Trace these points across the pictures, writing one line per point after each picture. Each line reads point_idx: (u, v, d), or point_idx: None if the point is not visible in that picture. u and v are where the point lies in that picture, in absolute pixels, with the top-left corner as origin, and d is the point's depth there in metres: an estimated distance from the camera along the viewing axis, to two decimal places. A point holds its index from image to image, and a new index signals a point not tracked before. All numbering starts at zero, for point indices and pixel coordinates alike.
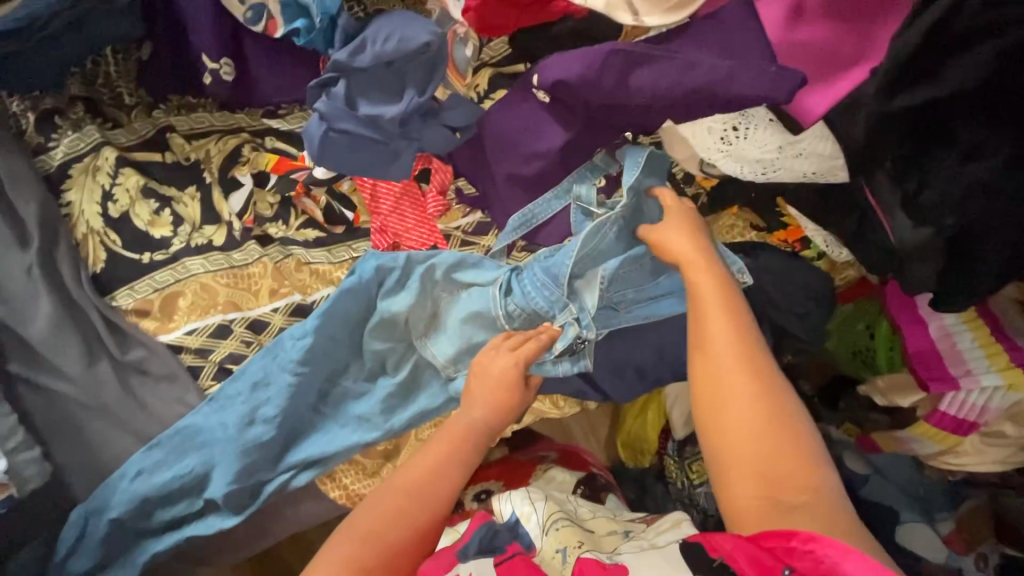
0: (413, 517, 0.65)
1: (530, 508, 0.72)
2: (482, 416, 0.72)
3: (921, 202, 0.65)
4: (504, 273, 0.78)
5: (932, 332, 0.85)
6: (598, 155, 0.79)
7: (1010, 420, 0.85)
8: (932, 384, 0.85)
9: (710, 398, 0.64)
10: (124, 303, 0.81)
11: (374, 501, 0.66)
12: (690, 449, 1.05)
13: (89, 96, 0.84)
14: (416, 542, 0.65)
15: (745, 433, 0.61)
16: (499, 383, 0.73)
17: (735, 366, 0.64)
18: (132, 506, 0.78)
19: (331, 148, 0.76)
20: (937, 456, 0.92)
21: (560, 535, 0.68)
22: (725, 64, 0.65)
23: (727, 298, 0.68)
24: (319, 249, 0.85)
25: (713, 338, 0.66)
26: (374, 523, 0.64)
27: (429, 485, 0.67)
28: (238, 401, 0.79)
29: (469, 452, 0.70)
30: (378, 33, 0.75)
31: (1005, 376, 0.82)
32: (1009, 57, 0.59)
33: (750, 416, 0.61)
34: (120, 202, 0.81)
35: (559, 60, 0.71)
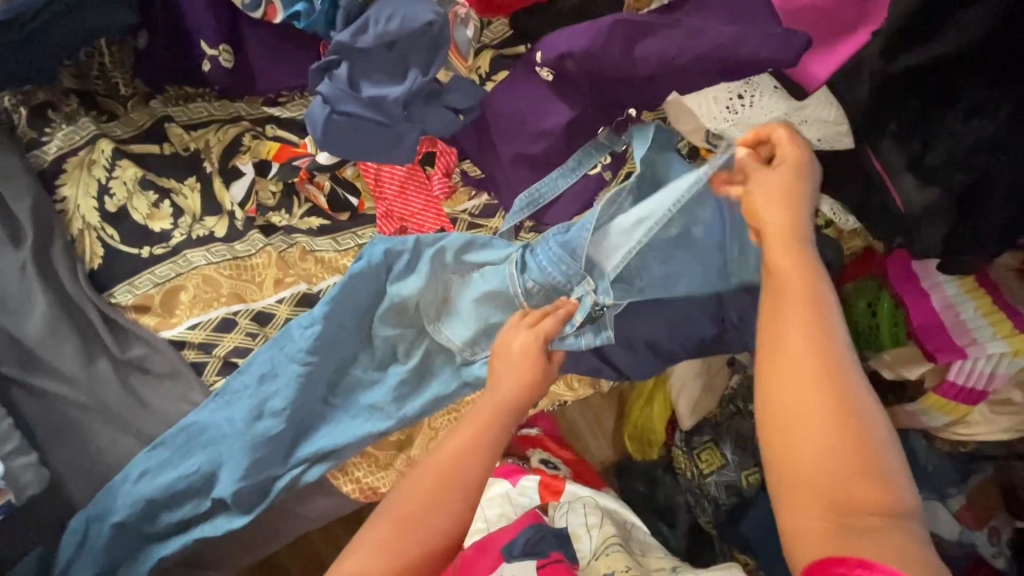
0: (444, 506, 0.64)
1: (585, 530, 0.83)
2: (507, 398, 0.69)
3: (926, 164, 0.66)
4: (516, 251, 0.78)
5: (935, 303, 0.86)
6: (603, 133, 0.78)
7: (1018, 386, 0.86)
8: (940, 354, 0.86)
9: (783, 398, 0.53)
10: (124, 299, 0.79)
11: (406, 487, 0.65)
12: (699, 437, 1.06)
13: (82, 88, 0.83)
14: (444, 533, 0.63)
15: (820, 447, 0.50)
16: (524, 359, 0.71)
17: (814, 360, 0.53)
18: (137, 509, 0.75)
19: (334, 131, 0.74)
20: (949, 428, 0.93)
21: (606, 560, 0.79)
22: (731, 30, 0.65)
23: (811, 283, 0.57)
24: (324, 237, 0.83)
25: (789, 324, 0.55)
26: (409, 507, 0.63)
27: (459, 470, 0.65)
28: (245, 395, 0.77)
29: (496, 438, 0.67)
30: (381, 12, 0.74)
31: (1011, 342, 0.83)
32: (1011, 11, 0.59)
33: (830, 425, 0.51)
34: (117, 196, 0.79)
35: (563, 35, 0.72)
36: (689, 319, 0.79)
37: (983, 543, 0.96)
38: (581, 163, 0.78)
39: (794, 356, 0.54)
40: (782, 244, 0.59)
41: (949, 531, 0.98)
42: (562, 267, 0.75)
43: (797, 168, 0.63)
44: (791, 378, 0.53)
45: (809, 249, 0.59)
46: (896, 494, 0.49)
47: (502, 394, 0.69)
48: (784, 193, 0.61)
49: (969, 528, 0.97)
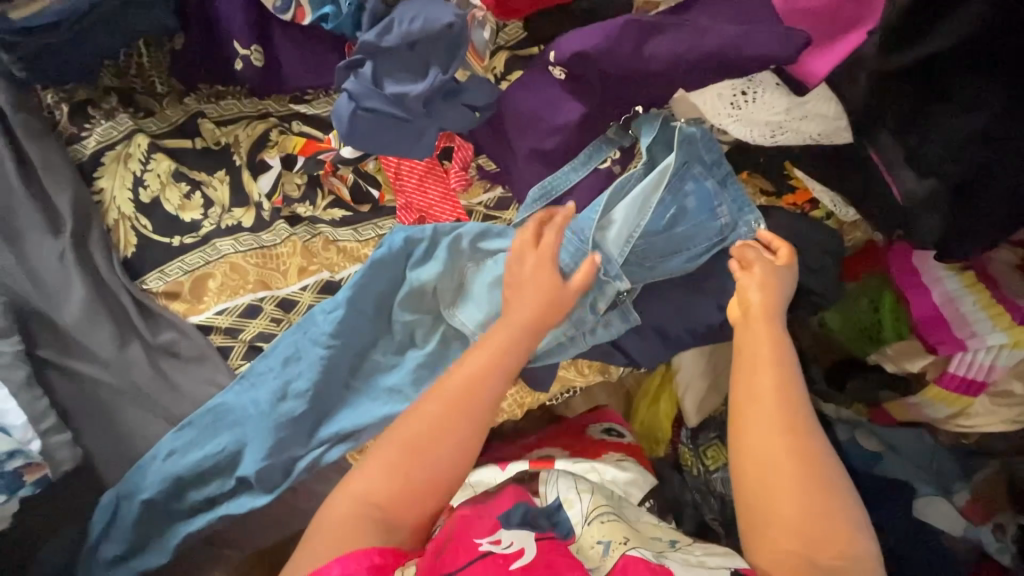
0: (452, 428, 0.69)
1: (575, 496, 0.77)
2: (510, 337, 0.73)
3: (925, 155, 0.70)
4: None
5: (936, 297, 0.91)
6: (611, 129, 0.83)
7: (1017, 378, 0.90)
8: (940, 346, 0.91)
9: (757, 462, 0.66)
10: (155, 286, 0.83)
11: (417, 411, 0.70)
12: (704, 436, 1.08)
13: (121, 86, 0.87)
14: (451, 458, 0.69)
15: (790, 499, 0.64)
16: (540, 282, 0.74)
17: (780, 426, 0.67)
18: (166, 486, 0.79)
19: (359, 125, 0.78)
20: (950, 420, 0.96)
21: (603, 528, 0.72)
22: (737, 29, 0.68)
23: (780, 357, 0.70)
24: (345, 227, 0.86)
25: (761, 394, 0.69)
26: (417, 431, 0.69)
27: (472, 392, 0.70)
28: (270, 377, 0.81)
29: (507, 365, 0.72)
30: (405, 15, 0.78)
31: (1010, 334, 0.88)
32: (998, 10, 0.65)
33: (797, 486, 0.64)
34: (151, 187, 0.84)
35: (578, 34, 0.75)
36: (695, 307, 0.82)
37: (988, 538, 0.95)
38: (590, 158, 0.83)
39: (759, 423, 0.68)
40: (760, 320, 0.73)
41: (953, 527, 0.98)
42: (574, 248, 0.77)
43: (773, 272, 0.74)
44: (760, 445, 0.67)
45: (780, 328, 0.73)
46: (854, 540, 0.62)
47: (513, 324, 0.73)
48: (764, 279, 0.74)
49: (973, 523, 0.97)
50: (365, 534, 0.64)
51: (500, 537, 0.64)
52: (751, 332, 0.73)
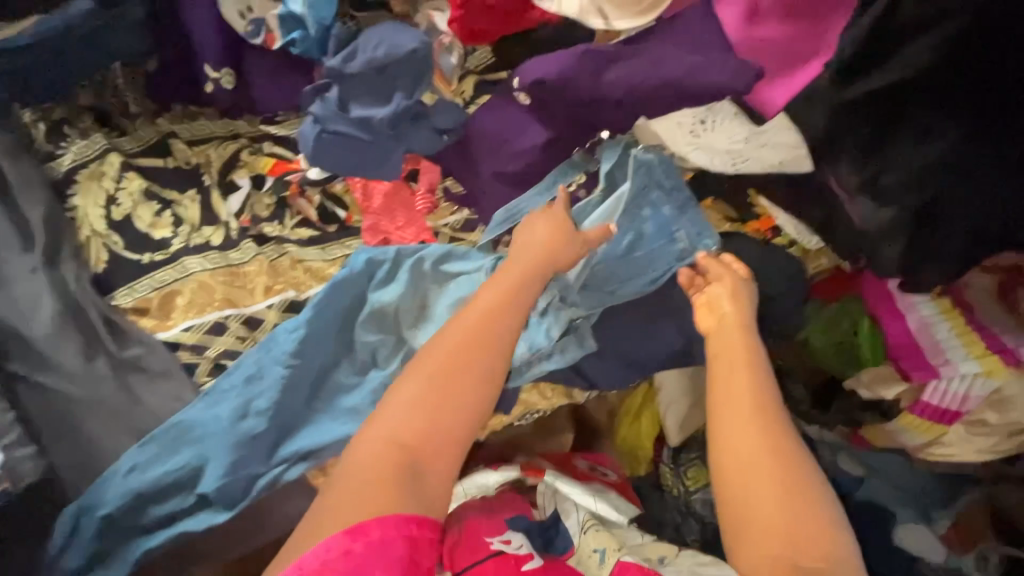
0: (474, 360, 0.65)
1: (572, 507, 0.80)
2: (523, 273, 0.72)
3: (882, 185, 0.70)
4: (489, 261, 0.82)
5: (910, 323, 0.90)
6: (577, 154, 0.83)
7: (990, 408, 0.88)
8: (914, 373, 0.90)
9: (738, 465, 0.62)
10: (124, 302, 0.85)
11: (440, 341, 0.66)
12: (686, 454, 1.08)
13: (98, 107, 0.90)
14: (478, 387, 0.64)
15: (767, 494, 0.60)
16: (555, 228, 0.76)
17: (753, 419, 0.65)
18: (126, 501, 0.79)
19: (325, 148, 0.80)
20: (925, 447, 0.95)
21: (597, 536, 0.73)
22: (690, 60, 0.69)
23: (752, 359, 0.69)
24: (312, 247, 0.87)
25: (733, 389, 0.67)
26: (445, 359, 0.64)
27: (495, 317, 0.68)
28: (232, 394, 0.82)
29: (524, 297, 0.70)
30: (369, 42, 0.80)
31: (982, 363, 0.86)
32: (965, 36, 0.63)
33: (781, 488, 0.60)
34: (123, 205, 0.85)
35: (538, 61, 0.76)
36: (659, 329, 0.82)
37: (969, 566, 0.94)
38: (556, 181, 0.82)
39: (739, 423, 0.65)
40: (733, 329, 0.72)
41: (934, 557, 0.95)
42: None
43: (732, 286, 0.75)
44: (742, 446, 0.63)
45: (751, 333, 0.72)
46: (845, 549, 0.57)
47: (526, 259, 0.73)
48: (733, 288, 0.75)
49: (956, 552, 0.95)
50: (399, 482, 0.57)
51: (510, 538, 0.67)
52: (719, 340, 0.72)
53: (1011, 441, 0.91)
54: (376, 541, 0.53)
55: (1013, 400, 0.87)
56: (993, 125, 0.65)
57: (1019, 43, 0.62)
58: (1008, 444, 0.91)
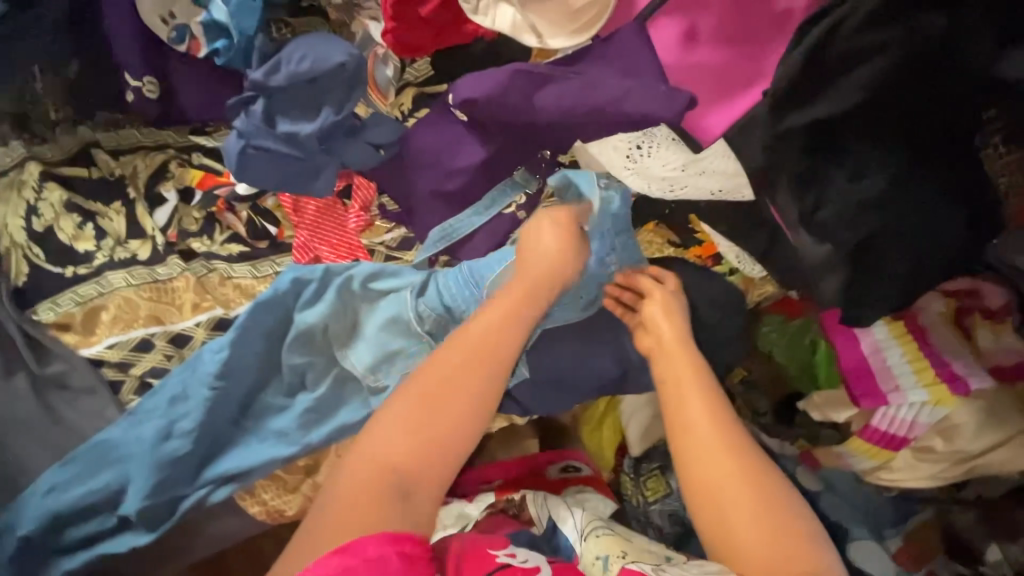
0: (475, 381, 0.65)
1: (569, 514, 0.80)
2: (519, 292, 0.70)
3: (820, 220, 0.65)
4: (421, 277, 0.80)
5: (864, 347, 0.88)
6: (519, 172, 0.81)
7: (938, 434, 0.85)
8: (863, 400, 0.87)
9: (702, 484, 0.63)
10: (46, 317, 0.81)
11: (433, 362, 0.66)
12: (646, 465, 0.99)
13: (18, 112, 0.83)
14: (467, 409, 0.63)
15: (748, 518, 0.60)
16: (559, 241, 0.73)
17: (718, 444, 0.64)
18: (43, 523, 0.77)
19: (249, 163, 0.77)
20: (874, 471, 0.91)
21: (601, 542, 0.72)
22: (622, 84, 0.66)
23: (703, 383, 0.68)
24: (242, 263, 0.85)
25: (692, 417, 0.66)
26: (432, 383, 0.64)
27: (495, 339, 0.67)
28: (155, 415, 0.78)
29: (528, 314, 0.69)
30: (294, 53, 0.77)
31: (932, 392, 0.84)
32: (900, 69, 0.60)
33: (747, 500, 0.61)
34: (44, 216, 0.82)
35: (470, 79, 0.72)
36: (594, 357, 0.80)
37: None
38: (495, 202, 0.80)
39: (700, 440, 0.65)
40: (674, 352, 0.72)
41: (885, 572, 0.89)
42: (456, 294, 0.77)
43: (664, 299, 0.75)
44: (705, 465, 0.64)
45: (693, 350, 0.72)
46: (817, 555, 0.58)
47: (528, 274, 0.71)
48: (665, 300, 0.75)
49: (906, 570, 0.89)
50: (385, 503, 0.57)
51: (516, 552, 0.62)
52: (667, 361, 0.71)
53: (963, 468, 0.86)
54: (372, 559, 0.52)
55: (960, 427, 0.84)
56: (922, 161, 0.64)
57: (941, 83, 0.61)
58: (956, 471, 0.86)
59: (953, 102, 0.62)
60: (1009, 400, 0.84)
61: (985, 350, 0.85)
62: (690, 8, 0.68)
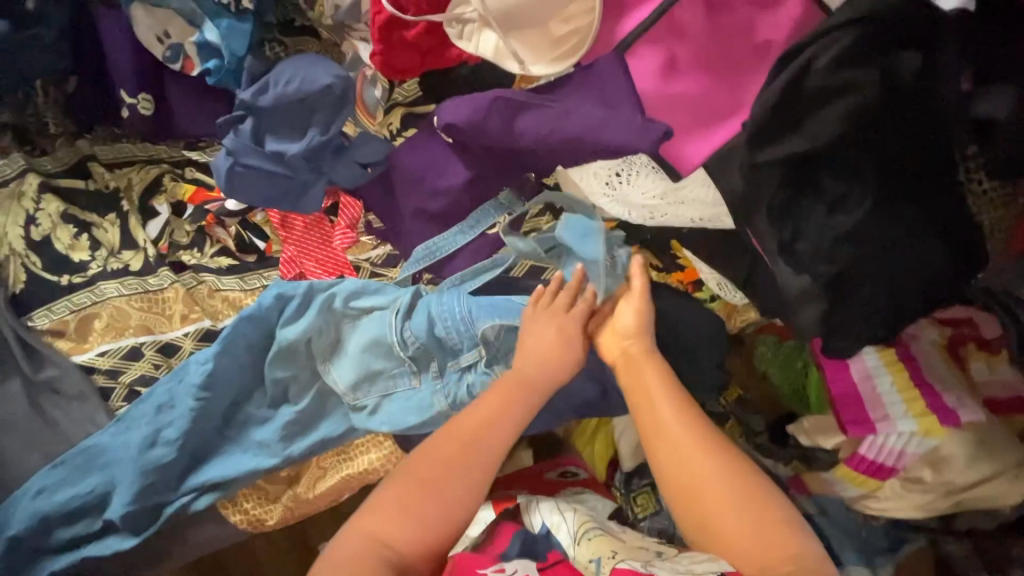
0: (463, 469, 0.68)
1: (560, 518, 0.71)
2: (508, 386, 0.72)
3: (796, 251, 0.64)
4: (403, 296, 0.81)
5: (854, 373, 0.82)
6: (503, 194, 0.81)
7: (928, 464, 0.78)
8: (851, 427, 0.82)
9: (680, 487, 0.65)
10: (41, 323, 0.83)
11: (425, 448, 0.69)
12: (638, 481, 0.95)
13: (17, 124, 0.88)
14: (457, 496, 0.67)
15: (730, 510, 0.62)
16: (558, 339, 0.73)
17: (693, 444, 0.66)
18: (32, 524, 0.77)
19: (238, 180, 0.81)
20: (860, 500, 0.84)
21: (592, 544, 0.65)
22: (598, 113, 0.69)
23: (670, 386, 0.70)
24: (230, 277, 0.89)
25: (664, 421, 0.68)
26: (427, 467, 0.68)
27: (485, 432, 0.69)
28: (143, 422, 0.79)
29: (521, 409, 0.71)
30: (281, 75, 0.81)
31: (920, 422, 0.78)
32: (877, 107, 0.60)
33: (726, 496, 0.63)
34: (42, 226, 0.85)
35: (452, 103, 0.74)
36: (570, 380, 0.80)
37: None
38: (479, 221, 0.81)
39: (675, 444, 0.67)
40: (639, 357, 0.72)
41: None
42: (450, 326, 0.76)
43: (639, 311, 0.74)
44: (682, 469, 0.66)
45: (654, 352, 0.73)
46: (799, 542, 0.60)
47: (525, 365, 0.72)
48: (638, 309, 0.74)
49: None
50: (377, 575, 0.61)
51: (504, 566, 0.62)
52: (633, 370, 0.72)
53: (951, 501, 0.79)
54: None
55: (950, 460, 0.77)
56: (901, 196, 0.62)
57: (916, 122, 0.61)
58: (947, 503, 0.79)
59: (931, 138, 0.62)
60: (1000, 432, 0.77)
61: (979, 380, 0.81)
62: (667, 40, 0.70)
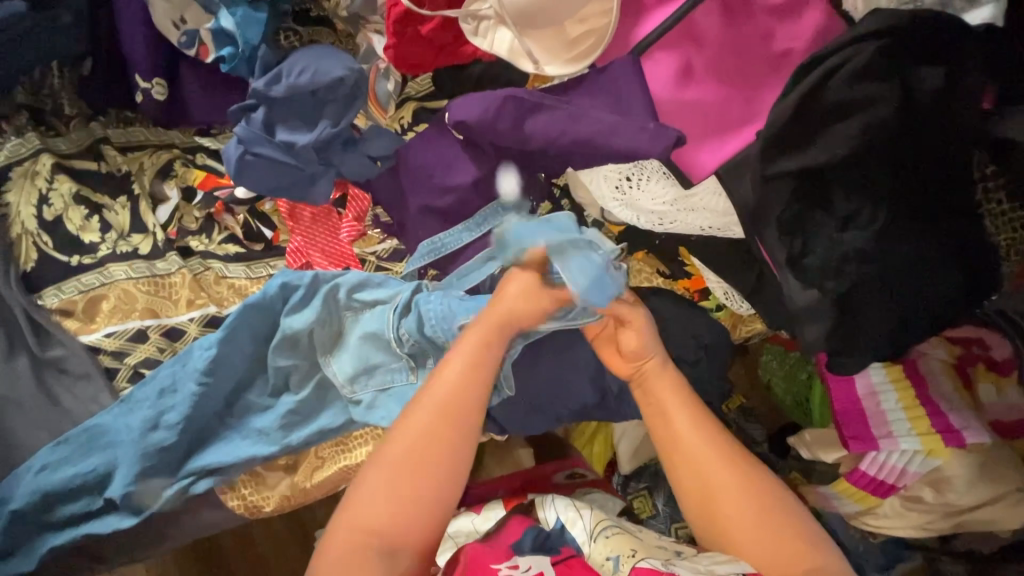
0: (447, 440, 0.65)
1: (576, 514, 0.73)
2: (475, 355, 0.69)
3: (805, 265, 0.63)
4: (403, 292, 0.81)
5: (858, 388, 0.80)
6: (508, 194, 0.79)
7: (928, 484, 0.78)
8: (853, 442, 0.80)
9: (702, 500, 0.65)
10: (50, 302, 0.84)
11: (399, 432, 0.66)
12: (633, 485, 0.97)
13: (32, 104, 0.89)
14: (448, 472, 0.65)
15: (752, 518, 0.62)
16: (526, 295, 0.71)
17: (712, 456, 0.66)
18: (34, 499, 0.78)
19: (247, 169, 0.81)
20: (858, 517, 0.82)
21: (610, 542, 0.67)
22: (609, 118, 0.68)
23: (685, 398, 0.69)
24: (237, 264, 0.90)
25: (681, 434, 0.67)
26: (410, 450, 0.64)
27: (457, 403, 0.67)
28: (145, 405, 0.79)
29: (489, 363, 0.69)
30: (294, 66, 0.81)
31: (924, 441, 0.77)
32: (895, 123, 0.59)
33: (751, 513, 0.63)
34: (55, 206, 0.86)
35: (465, 100, 0.74)
36: (569, 383, 0.79)
37: None
38: (485, 220, 0.80)
39: (696, 457, 0.66)
40: (658, 371, 0.71)
41: None
42: (436, 325, 0.76)
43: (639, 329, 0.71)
44: (704, 483, 0.65)
45: (669, 365, 0.72)
46: (821, 551, 0.61)
47: (491, 315, 0.70)
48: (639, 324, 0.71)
49: None
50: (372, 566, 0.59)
51: (518, 562, 0.64)
52: (650, 384, 0.71)
53: (950, 522, 0.78)
54: None
55: (952, 480, 0.76)
56: (915, 213, 0.61)
57: (934, 139, 0.60)
58: (946, 524, 0.78)
59: (948, 155, 0.60)
60: (1004, 455, 0.76)
61: (985, 403, 0.79)
62: (685, 44, 0.69)
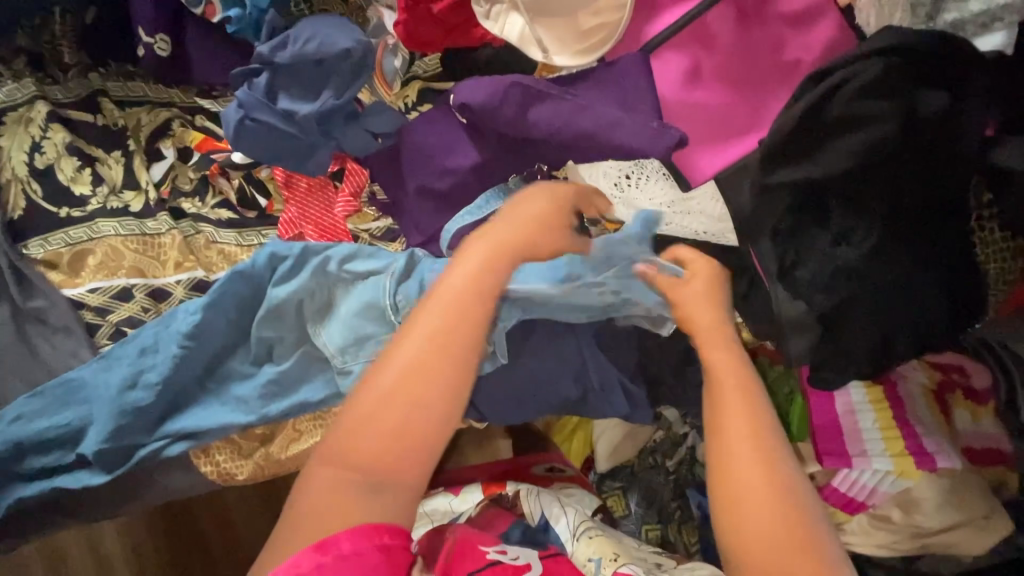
0: (442, 363, 0.60)
1: (561, 512, 0.77)
2: (472, 271, 0.63)
3: (796, 278, 0.63)
4: (399, 262, 0.79)
5: (837, 406, 0.81)
6: (513, 179, 0.78)
7: (897, 505, 0.78)
8: (827, 458, 0.81)
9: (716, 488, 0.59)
10: (35, 253, 0.83)
11: (394, 351, 0.61)
12: (610, 483, 0.98)
13: (34, 51, 0.89)
14: (438, 399, 0.59)
15: (763, 517, 0.56)
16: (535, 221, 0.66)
17: (741, 437, 0.60)
18: (7, 449, 0.77)
19: (246, 134, 0.80)
20: None
21: (594, 545, 0.72)
22: (614, 113, 0.68)
23: (735, 371, 0.63)
24: (228, 230, 0.89)
25: (718, 409, 0.62)
26: (399, 372, 0.59)
27: (452, 324, 0.61)
28: (123, 363, 0.78)
29: (493, 281, 0.63)
30: (301, 33, 0.80)
31: (895, 462, 0.78)
32: (898, 140, 0.59)
33: (776, 543, 0.55)
34: (47, 154, 0.84)
35: (471, 84, 0.73)
36: (554, 379, 0.78)
37: None
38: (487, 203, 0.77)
39: (717, 439, 0.61)
40: (707, 329, 0.66)
41: None
42: None
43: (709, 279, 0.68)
44: (726, 481, 0.59)
45: (727, 330, 0.66)
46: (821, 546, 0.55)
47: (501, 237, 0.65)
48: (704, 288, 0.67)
49: None
50: (348, 499, 0.56)
51: (507, 549, 0.67)
52: (710, 359, 0.64)
53: (915, 544, 0.79)
54: (346, 554, 0.54)
55: (921, 503, 0.77)
56: (908, 236, 0.61)
57: (935, 161, 0.60)
58: (910, 545, 0.79)
59: (945, 180, 0.61)
60: (974, 481, 0.77)
61: (961, 430, 0.80)
62: (695, 47, 0.69)
